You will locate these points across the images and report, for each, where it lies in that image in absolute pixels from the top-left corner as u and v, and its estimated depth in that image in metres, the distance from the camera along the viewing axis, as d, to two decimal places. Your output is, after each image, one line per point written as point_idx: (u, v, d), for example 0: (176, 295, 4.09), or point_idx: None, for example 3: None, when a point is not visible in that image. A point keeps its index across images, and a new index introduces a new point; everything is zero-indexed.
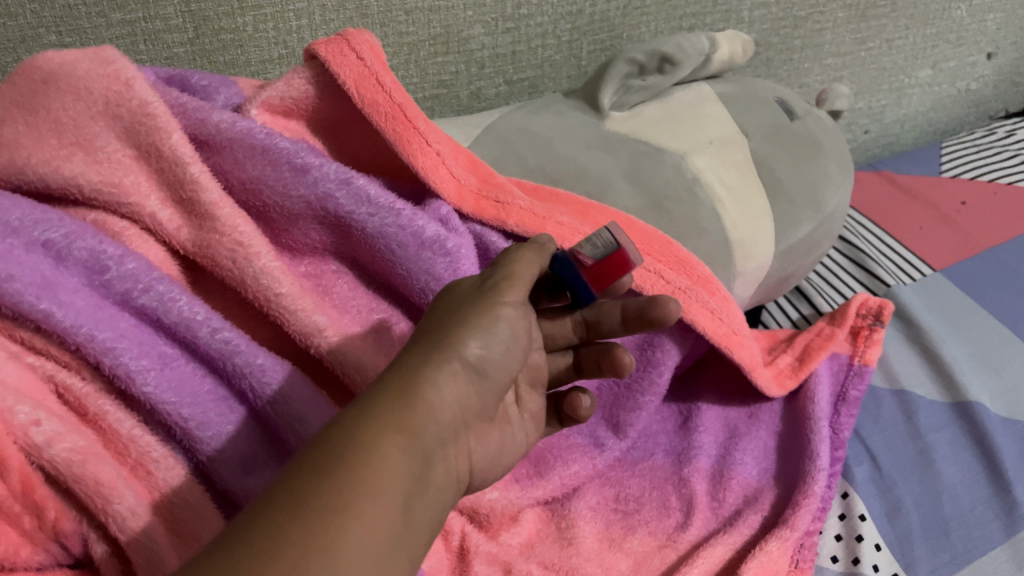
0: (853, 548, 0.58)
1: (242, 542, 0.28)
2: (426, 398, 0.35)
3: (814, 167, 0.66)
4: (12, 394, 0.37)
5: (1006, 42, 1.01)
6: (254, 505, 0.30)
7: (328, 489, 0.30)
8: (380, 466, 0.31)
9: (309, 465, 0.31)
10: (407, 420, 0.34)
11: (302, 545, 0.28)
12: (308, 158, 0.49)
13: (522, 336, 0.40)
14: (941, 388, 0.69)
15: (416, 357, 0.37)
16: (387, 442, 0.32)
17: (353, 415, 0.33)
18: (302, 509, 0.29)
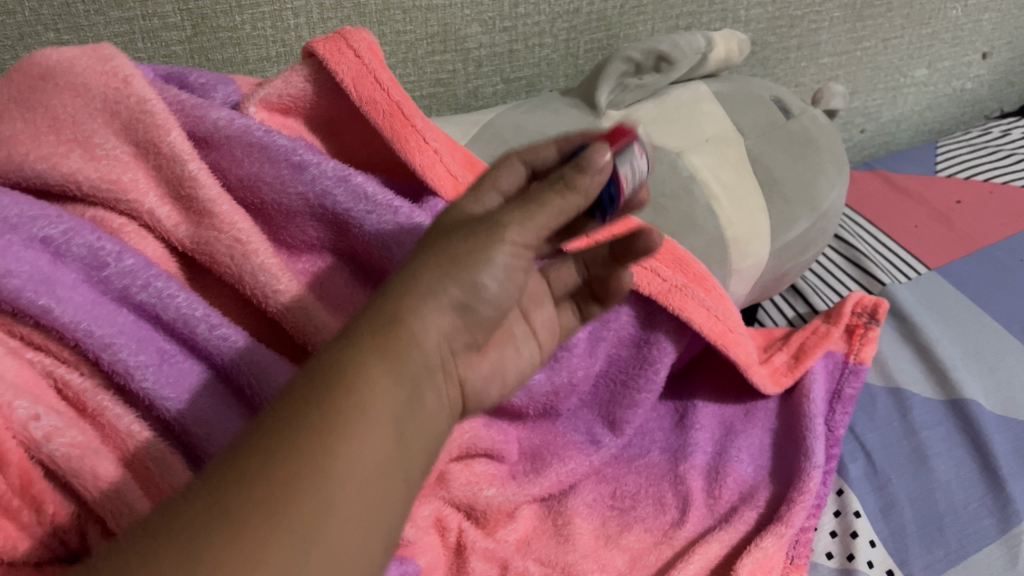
0: (848, 545, 0.58)
1: (227, 472, 0.29)
2: (413, 322, 0.34)
3: (809, 165, 0.67)
4: (11, 389, 0.37)
5: (1001, 42, 1.01)
6: (241, 434, 0.31)
7: (311, 418, 0.30)
8: (365, 394, 0.31)
9: (295, 393, 0.31)
10: (393, 346, 0.33)
11: (278, 484, 0.28)
12: (306, 156, 0.50)
13: (522, 264, 0.38)
14: (936, 385, 0.70)
15: (405, 276, 0.36)
16: (373, 368, 0.32)
17: (339, 342, 0.33)
18: (285, 439, 0.29)
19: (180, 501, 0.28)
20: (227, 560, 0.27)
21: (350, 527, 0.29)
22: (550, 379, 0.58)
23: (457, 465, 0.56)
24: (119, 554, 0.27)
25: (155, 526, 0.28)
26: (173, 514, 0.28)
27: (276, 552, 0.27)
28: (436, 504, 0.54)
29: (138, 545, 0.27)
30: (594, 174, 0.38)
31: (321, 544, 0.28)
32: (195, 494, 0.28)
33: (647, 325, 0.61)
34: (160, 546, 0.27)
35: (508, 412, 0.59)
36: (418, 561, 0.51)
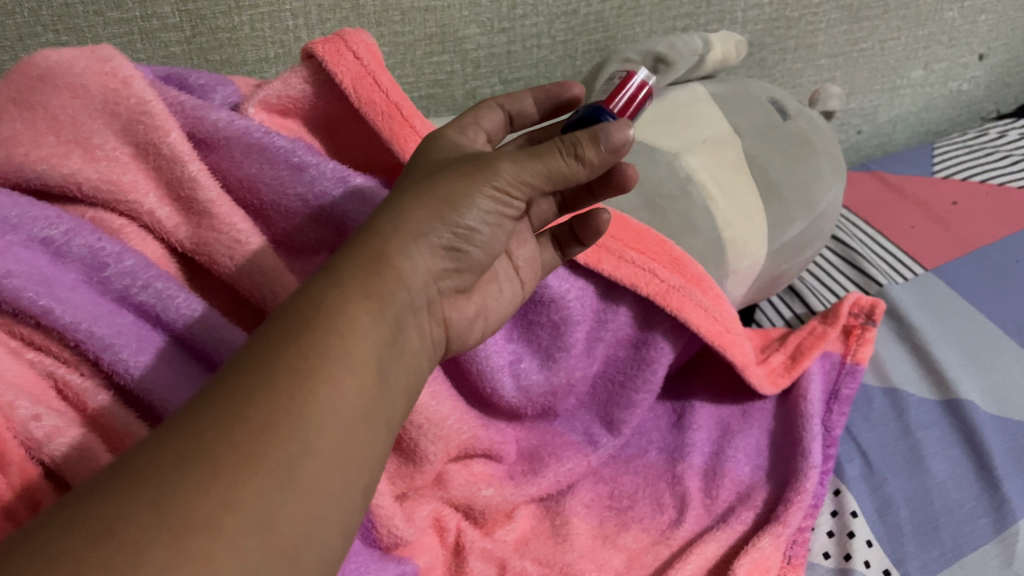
0: (844, 545, 0.58)
1: (201, 413, 0.30)
2: (389, 268, 0.36)
3: (805, 166, 0.67)
4: (11, 390, 0.37)
5: (997, 43, 1.02)
6: (213, 378, 0.32)
7: (288, 360, 0.32)
8: (340, 337, 0.33)
9: (270, 338, 0.33)
10: (368, 292, 0.35)
11: (268, 409, 0.30)
12: (305, 157, 0.50)
13: (509, 209, 0.40)
14: (931, 385, 0.70)
15: (394, 216, 0.38)
16: (348, 312, 0.34)
17: (313, 290, 0.35)
18: (261, 382, 0.31)
19: (152, 441, 0.30)
20: (204, 494, 0.28)
21: (324, 464, 0.31)
22: (548, 379, 0.58)
23: (455, 466, 0.56)
24: (92, 494, 0.28)
25: (128, 466, 0.29)
26: (146, 454, 0.29)
27: (253, 487, 0.29)
28: (434, 504, 0.55)
29: (112, 484, 0.28)
30: (609, 148, 0.38)
31: (297, 480, 0.30)
32: (167, 433, 0.30)
33: (645, 325, 0.61)
34: (133, 486, 0.28)
35: (506, 411, 0.59)
36: (416, 561, 0.51)
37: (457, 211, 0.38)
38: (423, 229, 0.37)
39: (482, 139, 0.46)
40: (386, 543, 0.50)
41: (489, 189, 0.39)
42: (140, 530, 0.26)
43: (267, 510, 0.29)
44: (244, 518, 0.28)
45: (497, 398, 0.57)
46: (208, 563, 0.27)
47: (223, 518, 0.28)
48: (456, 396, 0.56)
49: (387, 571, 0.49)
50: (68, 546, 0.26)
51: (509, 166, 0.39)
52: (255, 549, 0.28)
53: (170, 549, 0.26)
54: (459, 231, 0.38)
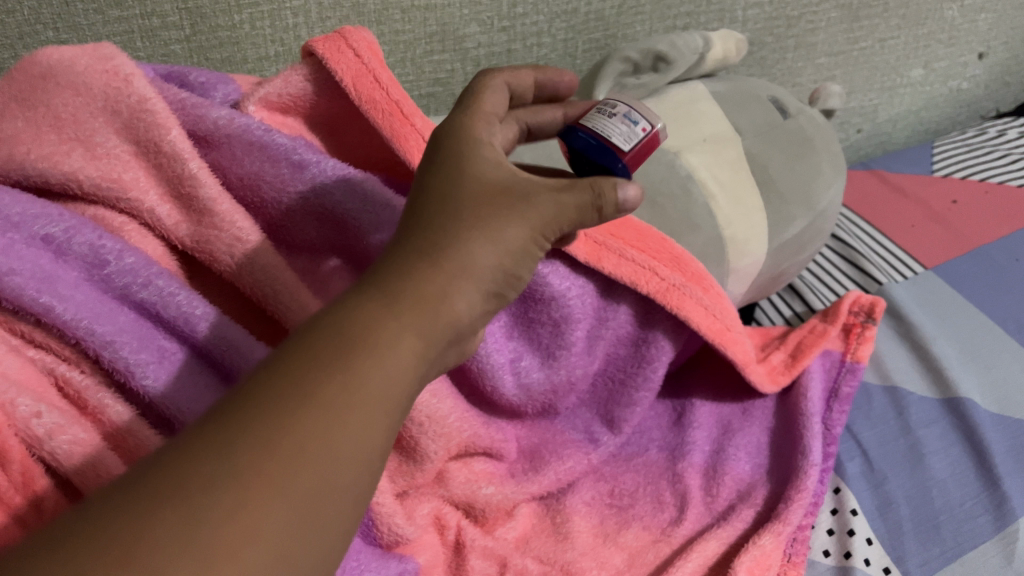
0: (845, 543, 0.58)
1: (234, 431, 0.29)
2: (432, 297, 0.35)
3: (806, 164, 0.67)
4: (13, 387, 0.37)
5: (997, 42, 1.02)
6: (246, 386, 0.31)
7: (328, 388, 0.31)
8: (378, 369, 0.33)
9: (310, 353, 0.32)
10: (410, 320, 0.34)
11: (313, 443, 0.30)
12: (305, 155, 0.50)
13: (539, 247, 0.40)
14: (932, 384, 0.70)
15: (452, 240, 0.37)
16: (388, 341, 0.33)
17: (353, 305, 0.34)
18: (300, 406, 0.30)
19: (180, 453, 0.29)
20: (231, 526, 0.27)
21: (344, 502, 0.31)
22: (549, 377, 0.58)
23: (455, 464, 0.56)
24: (114, 506, 0.27)
25: (154, 479, 0.28)
26: (173, 468, 0.28)
27: (279, 524, 0.28)
28: (435, 502, 0.55)
29: (138, 497, 0.27)
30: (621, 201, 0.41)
31: (319, 518, 0.29)
32: (198, 447, 0.29)
33: (645, 323, 0.61)
34: (160, 505, 0.27)
35: (506, 410, 0.59)
36: (417, 559, 0.51)
37: (501, 245, 0.38)
38: (467, 258, 0.37)
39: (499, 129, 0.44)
40: (387, 541, 0.50)
41: (529, 228, 0.39)
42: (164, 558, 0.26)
43: (288, 549, 0.28)
44: (268, 554, 0.28)
45: (498, 396, 0.57)
46: None
47: (247, 555, 0.27)
48: (457, 394, 0.56)
49: (388, 569, 0.49)
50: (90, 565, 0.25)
51: (548, 204, 0.39)
52: None
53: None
54: (500, 264, 0.38)
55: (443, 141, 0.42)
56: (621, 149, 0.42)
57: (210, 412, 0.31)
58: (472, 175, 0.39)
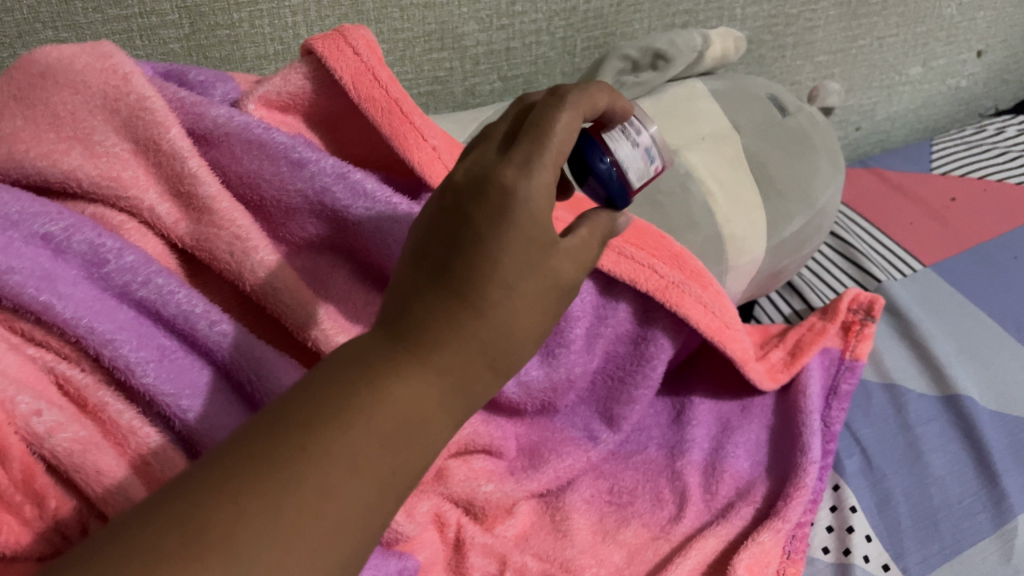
0: (844, 540, 0.59)
1: (281, 492, 0.30)
2: (484, 373, 0.35)
3: (804, 162, 0.67)
4: (13, 384, 0.37)
5: (995, 40, 1.02)
6: (299, 438, 0.31)
7: (374, 465, 0.32)
8: (418, 446, 0.33)
9: (360, 422, 0.32)
10: (456, 395, 0.34)
11: (343, 512, 0.31)
12: (305, 153, 0.50)
13: None
14: (931, 381, 0.70)
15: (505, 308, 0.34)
16: (432, 418, 0.34)
17: (407, 370, 0.33)
18: (346, 480, 0.31)
19: (225, 501, 0.29)
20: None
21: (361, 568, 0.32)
22: (548, 375, 0.58)
23: (455, 462, 0.56)
24: (160, 547, 0.28)
25: (198, 527, 0.28)
26: (222, 521, 0.29)
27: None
28: (435, 500, 0.55)
29: (184, 546, 0.28)
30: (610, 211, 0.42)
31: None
32: (245, 503, 0.29)
33: (644, 321, 0.61)
34: (206, 562, 0.28)
35: (506, 408, 0.59)
36: (417, 557, 0.52)
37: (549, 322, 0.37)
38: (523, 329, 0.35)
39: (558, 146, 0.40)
40: (387, 538, 0.51)
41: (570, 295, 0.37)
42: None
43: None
44: None
45: (498, 393, 0.57)
46: None
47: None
48: None
49: (388, 567, 0.49)
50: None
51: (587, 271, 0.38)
52: None
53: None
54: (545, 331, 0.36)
55: (532, 165, 0.34)
56: (611, 149, 0.41)
57: (259, 450, 0.31)
58: (550, 232, 0.35)
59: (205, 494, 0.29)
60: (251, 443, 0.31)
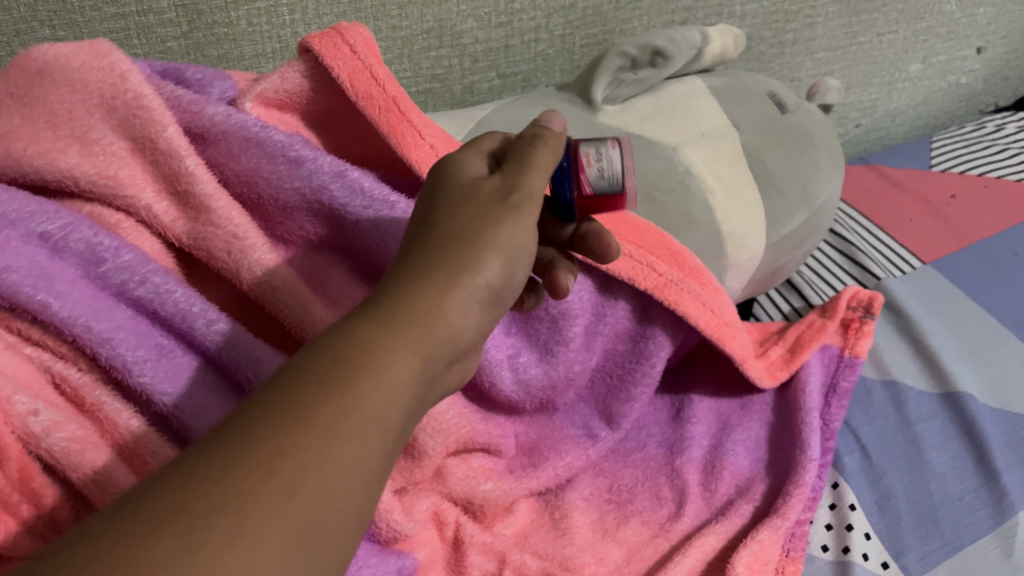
0: (844, 537, 0.58)
1: (230, 451, 0.29)
2: (433, 310, 0.35)
3: (804, 159, 0.67)
4: (10, 384, 0.37)
5: (995, 36, 1.02)
6: (245, 408, 0.30)
7: (328, 408, 0.30)
8: (381, 386, 0.32)
9: (307, 375, 0.31)
10: (411, 335, 0.34)
11: (297, 462, 0.29)
12: (302, 151, 0.50)
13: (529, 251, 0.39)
14: (931, 378, 0.70)
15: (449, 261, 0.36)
16: (389, 357, 0.33)
17: (353, 325, 0.33)
18: (298, 426, 0.29)
19: (176, 474, 0.28)
20: (226, 550, 0.26)
21: (343, 526, 0.30)
22: (547, 373, 0.58)
23: (454, 460, 0.56)
24: (107, 534, 0.26)
25: (147, 505, 0.27)
26: (172, 493, 0.27)
27: (273, 550, 0.27)
28: (434, 498, 0.55)
29: (134, 521, 0.26)
30: (558, 129, 0.42)
31: (315, 543, 0.28)
32: (194, 470, 0.28)
33: (643, 319, 0.61)
34: (154, 536, 0.26)
35: (506, 406, 0.59)
36: (416, 555, 0.52)
37: (501, 258, 0.37)
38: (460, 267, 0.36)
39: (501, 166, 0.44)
40: (385, 537, 0.51)
41: (518, 227, 0.38)
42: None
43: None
44: None
45: (497, 392, 0.57)
46: None
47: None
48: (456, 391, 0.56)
49: (386, 565, 0.49)
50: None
51: (531, 200, 0.39)
52: None
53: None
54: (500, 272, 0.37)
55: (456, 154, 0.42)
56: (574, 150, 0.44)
57: (210, 433, 0.30)
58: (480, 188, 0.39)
59: (158, 480, 0.28)
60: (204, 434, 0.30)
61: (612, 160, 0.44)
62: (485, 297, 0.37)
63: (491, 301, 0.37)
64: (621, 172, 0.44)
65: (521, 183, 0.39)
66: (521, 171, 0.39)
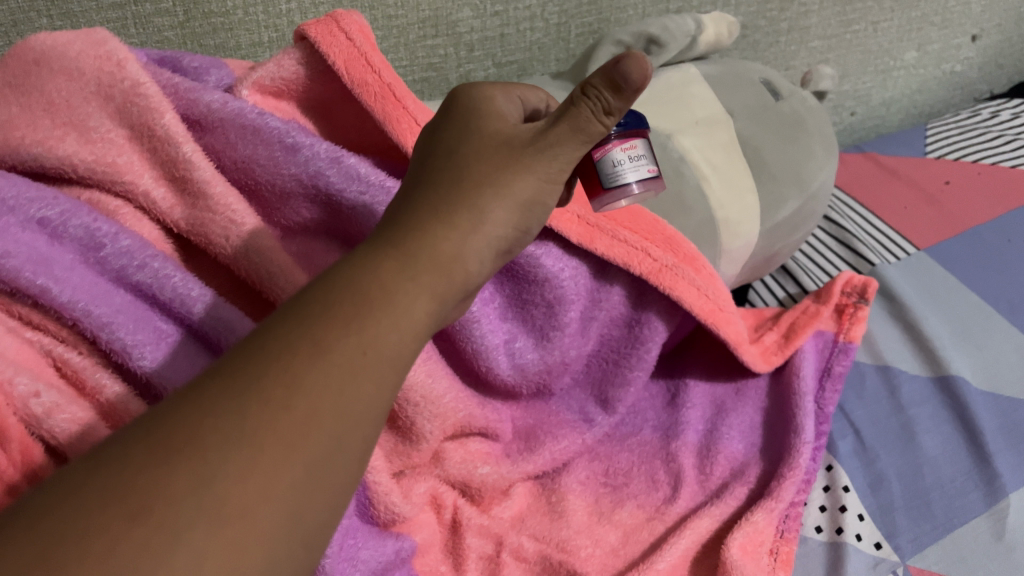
0: (837, 519, 0.59)
1: (250, 383, 0.31)
2: (445, 258, 0.38)
3: (798, 146, 0.67)
4: (11, 366, 0.38)
5: (990, 24, 1.02)
6: (259, 339, 0.32)
7: (343, 347, 0.33)
8: (391, 328, 0.34)
9: (324, 312, 0.33)
10: (421, 281, 0.36)
11: (315, 396, 0.31)
12: (299, 138, 0.50)
13: (534, 209, 0.43)
14: (923, 363, 0.71)
15: (461, 212, 0.40)
16: (400, 300, 0.35)
17: (365, 267, 0.36)
18: (314, 363, 0.32)
19: (191, 407, 0.30)
20: (246, 481, 0.28)
21: (353, 457, 0.32)
22: (543, 358, 0.59)
23: (452, 444, 0.57)
24: (126, 462, 0.28)
25: (165, 434, 0.29)
26: (191, 422, 0.29)
27: (292, 481, 0.29)
28: (431, 481, 0.56)
29: (148, 457, 0.28)
30: (631, 94, 0.42)
31: (331, 472, 0.31)
32: (209, 402, 0.30)
33: (639, 305, 0.61)
34: (173, 465, 0.28)
35: (502, 391, 0.60)
36: (413, 538, 0.52)
37: (513, 209, 0.41)
38: (475, 220, 0.40)
39: (519, 105, 0.47)
40: (384, 519, 0.52)
41: (539, 180, 0.42)
42: (176, 516, 0.27)
43: (299, 506, 0.29)
44: (278, 510, 0.29)
45: (493, 376, 0.57)
46: (239, 548, 0.28)
47: (260, 515, 0.28)
48: (452, 375, 0.57)
49: (385, 547, 0.50)
50: (104, 521, 0.26)
51: (561, 156, 0.42)
52: (284, 540, 0.29)
53: (204, 540, 0.27)
54: (506, 228, 0.41)
55: (483, 102, 0.45)
56: (634, 130, 0.47)
57: (226, 361, 0.32)
58: (499, 146, 0.42)
59: (171, 410, 0.30)
60: (215, 364, 0.32)
61: (632, 171, 0.46)
62: (491, 246, 0.40)
63: (494, 251, 0.41)
64: (625, 179, 0.46)
65: (552, 138, 0.42)
66: (557, 128, 0.42)
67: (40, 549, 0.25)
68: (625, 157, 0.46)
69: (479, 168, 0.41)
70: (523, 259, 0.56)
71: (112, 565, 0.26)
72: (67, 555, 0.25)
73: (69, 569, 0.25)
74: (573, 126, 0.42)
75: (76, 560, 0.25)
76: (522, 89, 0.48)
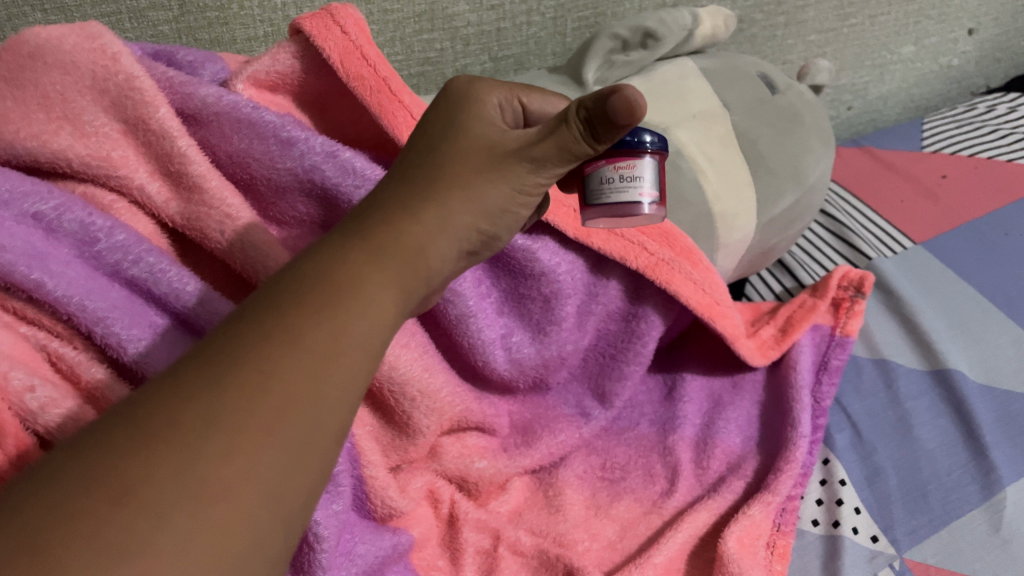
0: (833, 512, 0.59)
1: (225, 370, 0.31)
2: (413, 249, 0.38)
3: (794, 139, 0.67)
4: (6, 361, 0.37)
5: (987, 18, 1.02)
6: (232, 329, 0.32)
7: (317, 333, 0.33)
8: (364, 315, 0.35)
9: (296, 301, 0.33)
10: (390, 271, 0.37)
11: (291, 381, 0.31)
12: (294, 132, 0.50)
13: (507, 204, 0.43)
14: (920, 356, 0.71)
15: (431, 206, 0.40)
16: (371, 290, 0.35)
17: (337, 257, 0.36)
18: (288, 350, 0.32)
19: (166, 394, 0.30)
20: (227, 463, 0.28)
21: (329, 441, 0.32)
22: (541, 352, 0.58)
23: (449, 439, 0.57)
24: (105, 450, 0.28)
25: (142, 421, 0.29)
26: (169, 409, 0.29)
27: (272, 463, 0.29)
28: (428, 476, 0.56)
29: (128, 443, 0.28)
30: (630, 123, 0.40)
31: (308, 455, 0.31)
32: (184, 389, 0.30)
33: (635, 299, 0.62)
34: (153, 450, 0.28)
35: (498, 385, 0.60)
36: (410, 532, 0.52)
37: (485, 203, 0.42)
38: (444, 213, 0.40)
39: (515, 104, 0.46)
40: (381, 514, 0.52)
41: (511, 188, 0.43)
42: (159, 499, 0.27)
43: (279, 487, 0.30)
44: (260, 491, 0.29)
45: (489, 370, 0.57)
46: (223, 529, 0.28)
47: (242, 497, 0.28)
48: (449, 369, 0.57)
49: (382, 541, 0.50)
50: (89, 505, 0.26)
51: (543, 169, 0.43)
52: (266, 520, 0.29)
53: (187, 522, 0.27)
54: (474, 223, 0.42)
55: (460, 98, 0.45)
56: (638, 150, 0.45)
57: (199, 351, 0.32)
58: (471, 143, 0.43)
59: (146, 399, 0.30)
60: (186, 355, 0.32)
61: (617, 193, 0.45)
62: (458, 237, 0.41)
63: (462, 245, 0.41)
64: (608, 198, 0.46)
65: (539, 152, 0.42)
66: (543, 140, 0.42)
67: (27, 535, 0.25)
68: (618, 178, 0.45)
69: (450, 166, 0.42)
70: (518, 252, 0.56)
71: (101, 547, 0.25)
72: (54, 540, 0.25)
73: (57, 552, 0.25)
74: (563, 146, 0.41)
75: (63, 544, 0.25)
76: (532, 93, 0.46)
